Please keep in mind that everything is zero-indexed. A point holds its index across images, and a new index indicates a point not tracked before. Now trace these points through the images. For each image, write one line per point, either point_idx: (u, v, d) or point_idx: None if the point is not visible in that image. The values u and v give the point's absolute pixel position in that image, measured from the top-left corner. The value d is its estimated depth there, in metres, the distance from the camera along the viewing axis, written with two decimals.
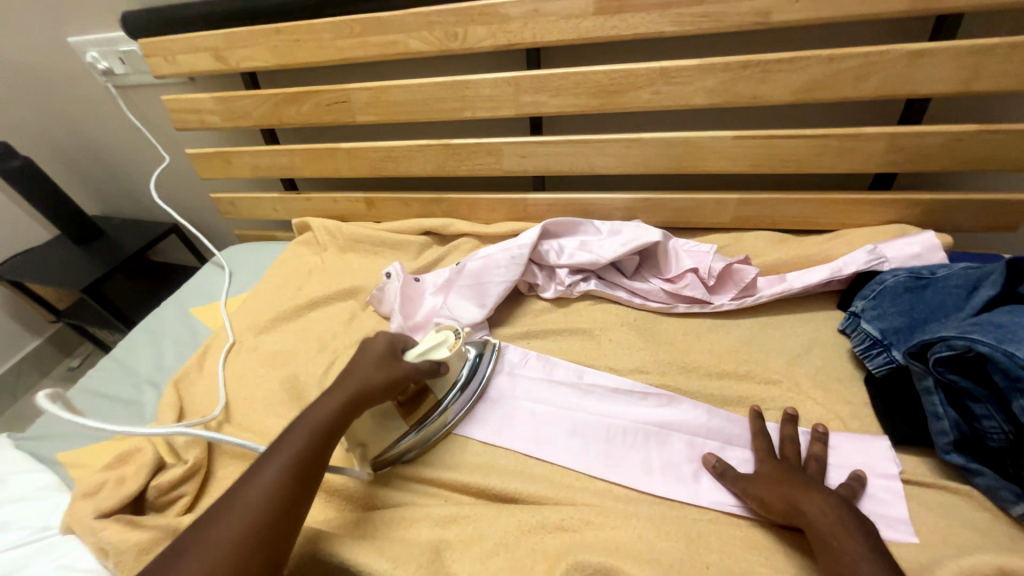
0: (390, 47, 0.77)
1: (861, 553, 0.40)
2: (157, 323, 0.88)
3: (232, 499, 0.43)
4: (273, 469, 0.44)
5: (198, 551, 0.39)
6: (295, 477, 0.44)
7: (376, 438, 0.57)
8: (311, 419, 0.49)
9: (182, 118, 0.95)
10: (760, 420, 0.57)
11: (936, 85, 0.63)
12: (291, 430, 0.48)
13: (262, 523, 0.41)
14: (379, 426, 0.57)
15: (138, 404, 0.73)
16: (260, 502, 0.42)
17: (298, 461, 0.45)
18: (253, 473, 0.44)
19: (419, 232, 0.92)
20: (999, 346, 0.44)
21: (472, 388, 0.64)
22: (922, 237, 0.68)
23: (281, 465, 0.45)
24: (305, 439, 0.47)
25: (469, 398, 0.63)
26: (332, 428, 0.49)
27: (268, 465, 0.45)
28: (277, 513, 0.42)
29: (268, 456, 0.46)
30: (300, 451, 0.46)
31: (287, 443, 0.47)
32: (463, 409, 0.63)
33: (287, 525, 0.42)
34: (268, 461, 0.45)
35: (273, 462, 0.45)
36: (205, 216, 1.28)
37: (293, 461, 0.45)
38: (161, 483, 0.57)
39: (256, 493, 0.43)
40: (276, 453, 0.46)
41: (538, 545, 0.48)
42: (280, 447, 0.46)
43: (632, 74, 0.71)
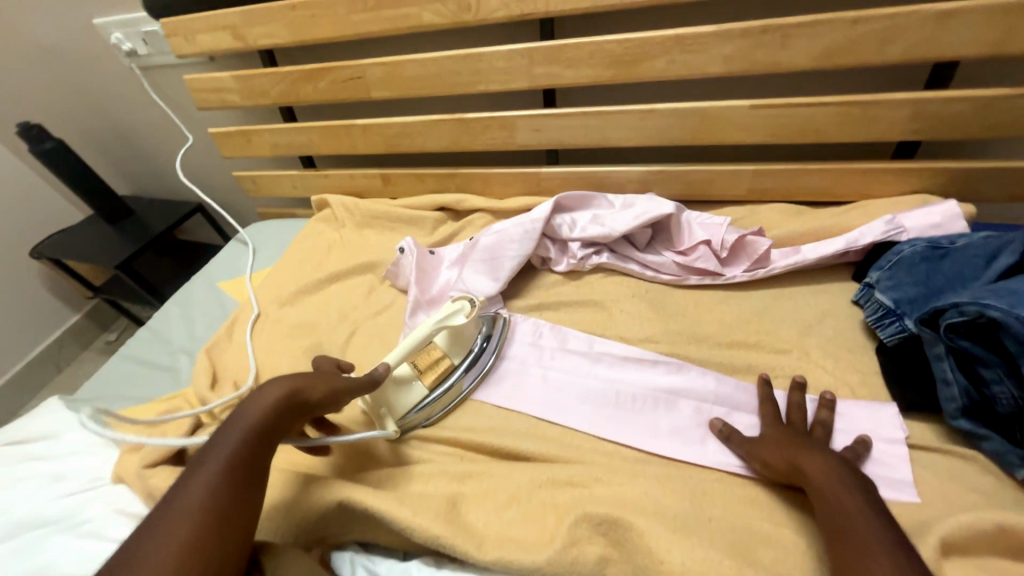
0: (404, 21, 0.77)
1: (859, 506, 0.41)
2: (188, 296, 0.93)
3: (156, 520, 0.37)
4: (203, 480, 0.39)
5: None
6: (231, 486, 0.40)
7: (398, 399, 0.61)
8: (242, 420, 0.44)
9: (203, 97, 0.98)
10: (768, 387, 0.58)
11: (967, 47, 0.61)
12: (218, 437, 0.43)
13: (196, 541, 0.36)
14: (399, 392, 0.61)
15: (175, 370, 0.78)
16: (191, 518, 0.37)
17: (232, 467, 0.41)
18: (179, 487, 0.39)
19: (433, 208, 0.94)
20: (1012, 311, 0.44)
21: (480, 365, 0.67)
22: (944, 206, 0.67)
23: (212, 475, 0.40)
24: (238, 442, 0.42)
25: (477, 373, 0.66)
26: (270, 430, 0.45)
27: (194, 479, 0.39)
28: (214, 526, 0.37)
29: (194, 468, 0.40)
30: (232, 456, 0.41)
31: (216, 450, 0.41)
32: (471, 383, 0.65)
33: (225, 538, 0.37)
34: (193, 475, 0.40)
35: (202, 472, 0.40)
36: (228, 194, 1.32)
37: (226, 467, 0.41)
38: (200, 439, 0.62)
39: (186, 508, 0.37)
40: (204, 463, 0.41)
41: (549, 499, 0.50)
42: (208, 456, 0.41)
43: (647, 42, 0.70)
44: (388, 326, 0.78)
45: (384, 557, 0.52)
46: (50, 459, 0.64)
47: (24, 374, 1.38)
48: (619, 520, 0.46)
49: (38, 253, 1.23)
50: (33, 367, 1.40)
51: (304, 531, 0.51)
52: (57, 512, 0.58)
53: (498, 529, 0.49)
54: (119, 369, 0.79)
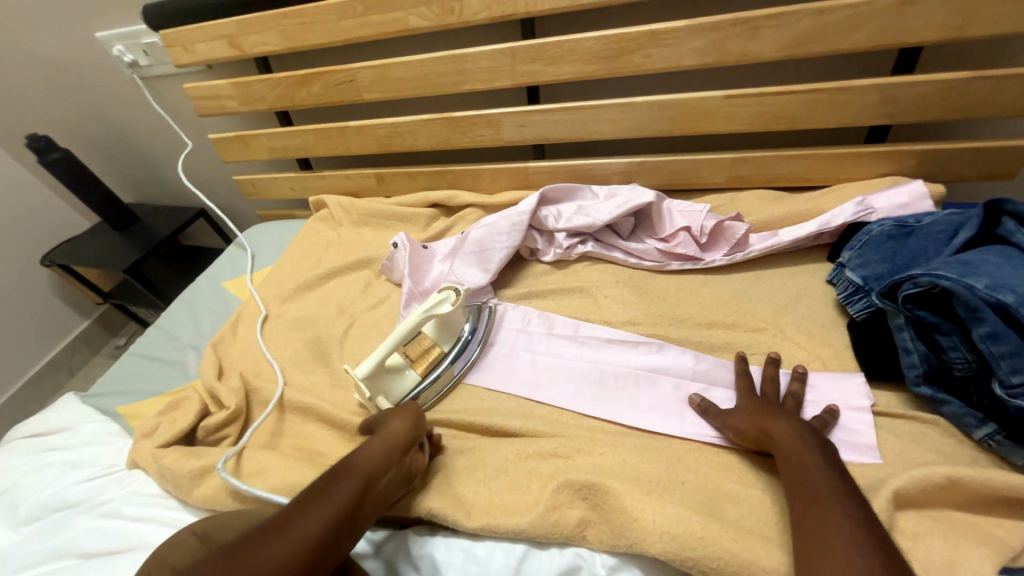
0: (392, 25, 0.80)
1: (816, 463, 0.44)
2: (193, 295, 0.96)
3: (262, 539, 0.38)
4: (317, 514, 0.41)
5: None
6: (335, 533, 0.41)
7: (392, 388, 0.64)
8: (357, 464, 0.48)
9: (203, 104, 1.02)
10: (744, 363, 0.61)
11: (927, 33, 0.64)
12: (335, 479, 0.46)
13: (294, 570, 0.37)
14: (392, 379, 0.65)
15: (183, 365, 0.82)
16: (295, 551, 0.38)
17: (342, 514, 0.43)
18: (293, 513, 0.41)
19: (426, 205, 0.97)
20: (961, 280, 0.47)
21: (466, 356, 0.70)
22: (910, 187, 0.70)
23: (328, 511, 0.42)
24: (351, 490, 0.45)
25: (465, 361, 0.69)
26: (372, 482, 0.47)
27: (310, 511, 0.41)
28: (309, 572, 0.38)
29: (311, 501, 0.42)
30: (345, 503, 0.44)
31: (332, 490, 0.44)
32: (460, 371, 0.68)
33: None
34: (309, 507, 0.42)
35: (317, 507, 0.42)
36: (229, 199, 1.36)
37: (337, 513, 0.42)
38: (208, 425, 0.66)
39: (294, 539, 0.39)
40: (319, 501, 0.43)
41: (534, 469, 0.54)
42: (326, 493, 0.44)
43: (624, 38, 0.73)
44: (384, 318, 0.81)
45: (384, 529, 0.55)
46: (70, 448, 0.68)
47: (38, 379, 1.42)
48: (598, 485, 0.49)
49: (49, 260, 1.27)
50: (47, 372, 1.44)
51: None
52: (78, 496, 0.62)
53: (487, 498, 0.52)
54: (130, 365, 0.83)
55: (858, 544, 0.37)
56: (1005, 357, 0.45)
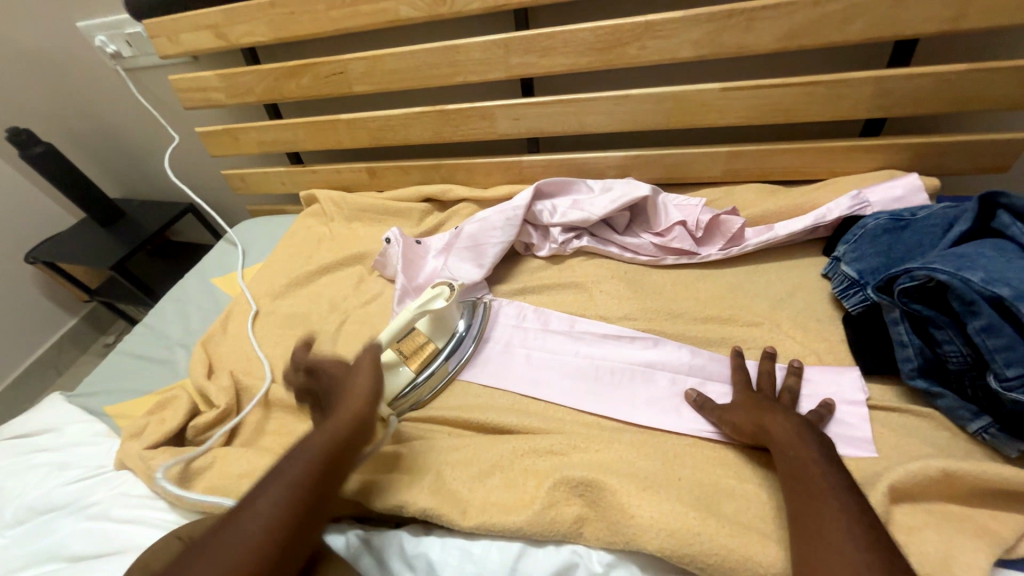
0: (382, 15, 0.78)
1: (813, 457, 0.44)
2: (182, 293, 0.95)
3: (212, 544, 0.36)
4: (268, 504, 0.39)
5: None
6: (293, 520, 0.39)
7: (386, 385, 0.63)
8: (315, 441, 0.44)
9: (189, 97, 0.99)
10: (740, 357, 0.61)
11: (923, 25, 0.63)
12: (291, 460, 0.42)
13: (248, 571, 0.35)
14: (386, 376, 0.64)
15: (171, 363, 0.80)
16: (247, 550, 0.36)
17: (298, 499, 0.40)
18: (245, 508, 0.39)
19: (419, 199, 0.96)
20: (957, 274, 0.47)
21: (460, 353, 0.69)
22: (905, 180, 0.70)
23: (283, 499, 0.39)
24: (309, 469, 0.42)
25: (459, 359, 0.68)
26: (335, 458, 0.43)
27: (263, 502, 0.39)
28: (266, 566, 0.36)
29: (265, 489, 0.40)
30: (302, 486, 0.40)
31: (287, 475, 0.41)
32: (454, 368, 0.68)
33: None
34: (262, 497, 0.39)
35: (269, 495, 0.39)
36: (219, 194, 1.33)
37: (294, 498, 0.40)
38: (197, 425, 0.65)
39: (245, 536, 0.37)
40: (274, 488, 0.40)
41: (530, 466, 0.53)
42: (281, 476, 0.41)
43: (618, 30, 0.72)
44: (378, 314, 0.80)
45: (379, 527, 0.55)
46: (55, 450, 0.67)
47: (24, 379, 1.40)
48: (594, 481, 0.48)
49: (33, 258, 1.24)
50: (32, 371, 1.41)
51: None
52: (64, 498, 0.61)
53: (482, 495, 0.52)
54: (117, 364, 0.81)
55: (858, 540, 0.37)
56: (1000, 351, 0.45)
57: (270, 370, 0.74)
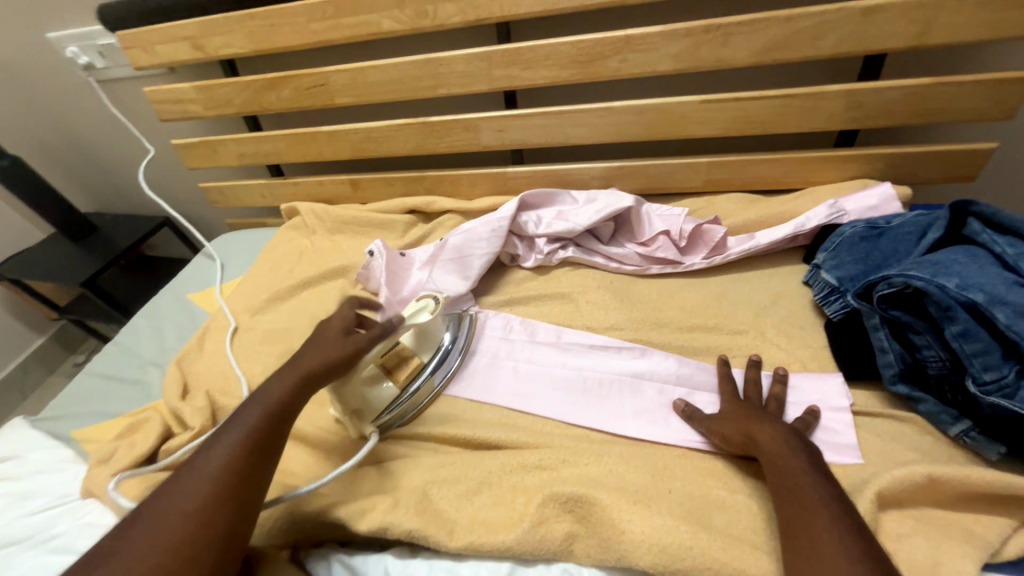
0: (364, 28, 0.78)
1: (802, 467, 0.44)
2: (156, 309, 0.91)
3: (174, 485, 0.43)
4: (222, 449, 0.45)
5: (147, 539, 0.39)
6: (247, 459, 0.45)
7: (370, 403, 0.60)
8: (263, 397, 0.49)
9: (164, 108, 0.97)
10: (726, 366, 0.61)
11: (890, 40, 0.65)
12: (241, 415, 0.48)
13: (203, 505, 0.42)
14: (371, 394, 0.60)
15: (144, 383, 0.77)
16: (204, 489, 0.42)
17: (249, 443, 0.46)
18: (200, 455, 0.45)
19: (403, 211, 0.95)
20: (933, 280, 0.48)
21: (447, 365, 0.67)
22: (879, 189, 0.72)
23: (231, 446, 0.45)
24: (258, 418, 0.48)
25: (446, 372, 0.67)
26: (283, 411, 0.49)
27: (215, 449, 0.45)
28: (222, 499, 0.42)
29: (217, 439, 0.46)
30: (251, 433, 0.47)
31: (236, 426, 0.47)
32: (441, 381, 0.66)
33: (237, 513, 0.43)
34: (214, 446, 0.45)
35: (220, 445, 0.45)
36: (196, 207, 1.30)
37: (244, 442, 0.46)
38: (170, 448, 0.62)
39: (204, 476, 0.43)
40: (225, 437, 0.46)
41: (518, 482, 0.52)
42: (233, 427, 0.47)
43: (599, 43, 0.73)
44: None
45: (362, 551, 0.53)
46: (16, 478, 0.63)
47: None
48: (584, 496, 0.47)
49: None
50: None
51: (282, 534, 0.52)
52: (25, 531, 0.57)
53: (470, 515, 0.50)
54: (86, 385, 0.77)
55: (841, 549, 0.37)
56: (976, 355, 0.46)
57: (249, 388, 0.71)
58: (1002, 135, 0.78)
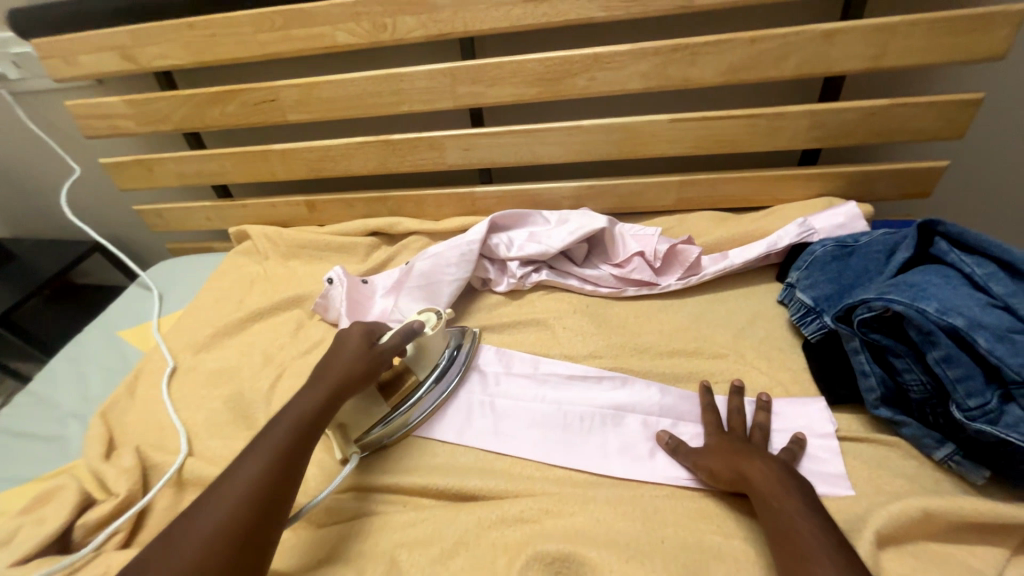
0: (317, 41, 0.73)
1: (797, 508, 0.42)
2: (80, 350, 0.81)
3: (206, 500, 0.42)
4: (254, 461, 0.45)
5: (182, 546, 0.39)
6: (277, 471, 0.45)
7: (356, 420, 0.57)
8: (293, 411, 0.50)
9: (90, 124, 0.88)
10: (709, 394, 0.58)
11: (850, 63, 0.67)
12: (272, 427, 0.49)
13: (238, 518, 0.41)
14: (360, 408, 0.57)
15: (60, 440, 0.67)
16: (237, 501, 0.42)
17: (280, 455, 0.46)
18: (233, 469, 0.45)
19: (365, 233, 0.89)
20: (913, 304, 0.48)
21: (448, 380, 0.63)
22: (845, 208, 0.73)
23: (264, 458, 0.45)
24: (288, 431, 0.48)
25: (444, 390, 0.62)
26: (314, 422, 0.50)
27: (248, 461, 0.45)
28: (255, 510, 0.42)
29: (250, 450, 0.46)
30: (281, 445, 0.47)
31: (268, 437, 0.48)
32: (437, 398, 0.61)
33: (270, 522, 0.42)
34: (247, 458, 0.46)
35: (252, 458, 0.45)
36: (132, 230, 1.18)
37: (275, 455, 0.46)
38: (89, 522, 0.53)
39: (235, 488, 0.43)
40: (257, 448, 0.47)
41: (499, 540, 0.47)
42: (264, 439, 0.47)
43: (568, 61, 0.70)
44: None
45: None
46: None
47: None
48: (571, 555, 0.44)
49: None
50: None
51: None
52: None
53: None
54: None
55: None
56: (960, 381, 0.46)
57: (188, 441, 0.63)
58: (951, 154, 0.82)
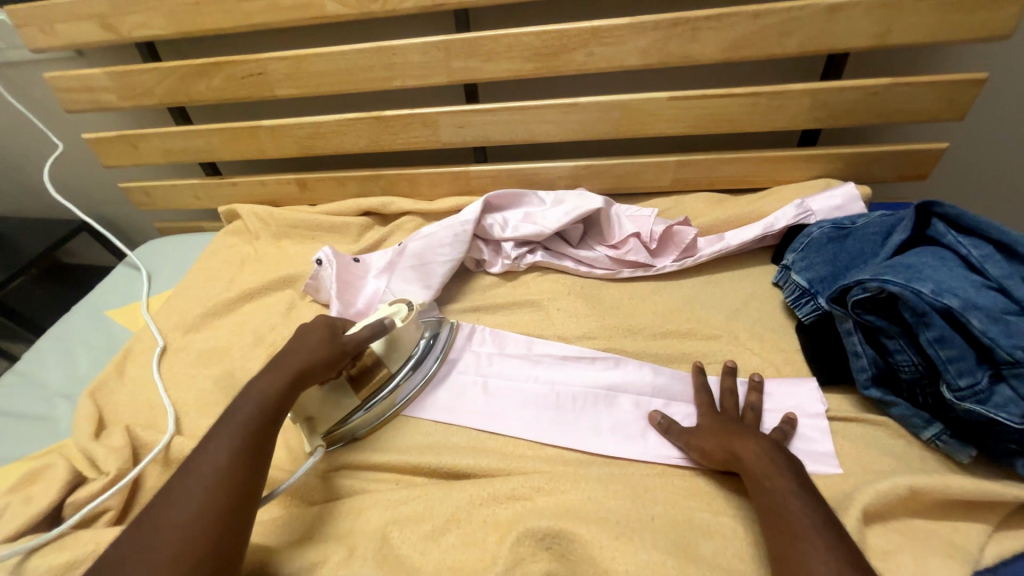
0: (306, 10, 0.70)
1: (790, 488, 0.42)
2: (68, 330, 0.79)
3: (174, 490, 0.42)
4: (219, 449, 0.44)
5: (156, 540, 0.38)
6: (245, 458, 0.45)
7: (325, 413, 0.56)
8: (252, 397, 0.49)
9: (71, 97, 0.85)
10: (702, 374, 0.58)
11: (853, 40, 0.65)
12: (232, 415, 0.48)
13: (209, 506, 0.41)
14: (328, 401, 0.56)
15: (49, 419, 0.66)
16: (206, 490, 0.41)
17: (246, 441, 0.46)
18: (197, 458, 0.44)
19: (357, 213, 0.87)
20: (908, 285, 0.48)
21: (424, 370, 0.62)
22: (843, 189, 0.72)
23: (228, 446, 0.45)
24: (250, 418, 0.47)
25: (422, 377, 0.62)
26: (276, 410, 0.49)
27: (211, 450, 0.44)
28: (225, 498, 0.42)
29: (212, 439, 0.45)
30: (245, 432, 0.46)
31: (229, 425, 0.47)
32: (416, 385, 0.61)
33: (246, 505, 0.42)
34: (212, 447, 0.45)
35: (217, 447, 0.45)
36: (120, 209, 1.16)
37: (238, 443, 0.45)
38: (79, 499, 0.53)
39: (203, 478, 0.42)
40: (218, 437, 0.45)
41: (490, 517, 0.48)
42: (224, 428, 0.46)
43: (565, 34, 0.68)
44: None
45: None
46: None
47: None
48: (561, 531, 0.45)
49: None
50: None
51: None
52: None
53: (438, 559, 0.45)
54: None
55: (830, 567, 0.36)
56: (952, 361, 0.46)
57: (178, 420, 0.62)
58: (951, 135, 0.81)
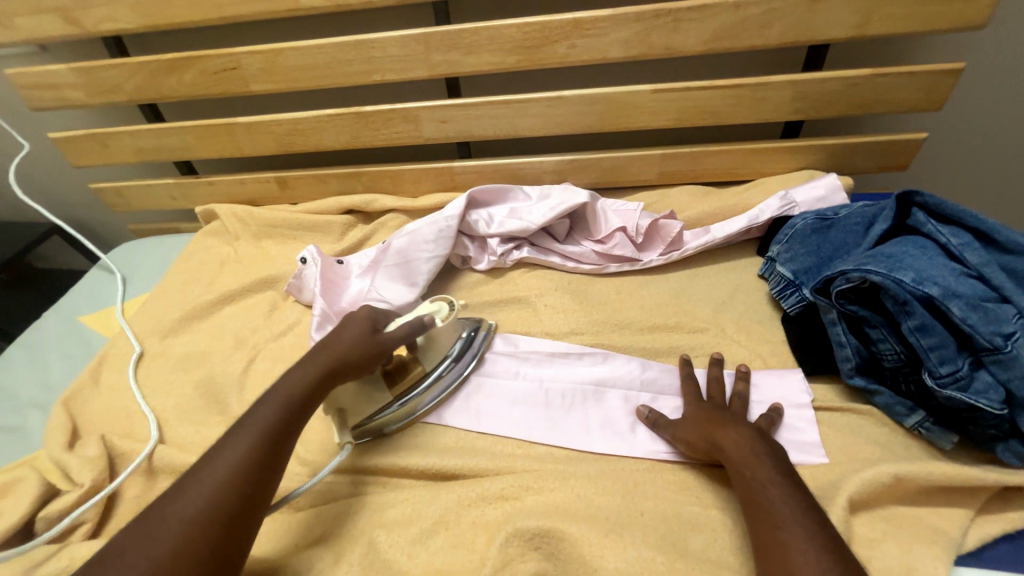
0: (279, 3, 0.68)
1: (770, 478, 0.42)
2: (38, 337, 0.77)
3: (185, 484, 0.40)
4: (238, 444, 0.43)
5: (153, 537, 0.37)
6: (261, 457, 0.43)
7: (358, 406, 0.55)
8: (283, 392, 0.48)
9: (35, 95, 0.81)
10: (687, 366, 0.58)
11: (834, 30, 0.65)
12: (257, 408, 0.47)
13: (217, 505, 0.39)
14: (362, 395, 0.55)
15: (20, 430, 0.64)
16: (217, 487, 0.40)
17: (264, 439, 0.44)
18: (214, 451, 0.43)
19: (340, 211, 0.85)
20: (891, 275, 0.48)
21: (460, 369, 0.61)
22: (827, 179, 0.73)
23: (248, 442, 0.43)
24: (272, 414, 0.46)
25: (458, 375, 0.60)
26: (303, 407, 0.48)
27: (232, 443, 0.43)
28: (237, 498, 0.40)
29: (234, 432, 0.44)
30: (267, 429, 0.45)
31: (253, 419, 0.45)
32: (452, 384, 0.60)
33: (251, 509, 0.41)
34: (231, 440, 0.44)
35: (235, 442, 0.43)
36: (91, 210, 1.12)
37: (259, 439, 0.44)
38: (51, 513, 0.51)
39: (217, 473, 0.41)
40: (242, 430, 0.44)
41: (480, 517, 0.47)
42: (246, 422, 0.45)
43: (546, 26, 0.67)
44: (293, 348, 0.68)
45: None
46: None
47: None
48: (551, 531, 0.44)
49: None
50: None
51: None
52: None
53: (426, 563, 0.45)
54: None
55: (808, 555, 0.36)
56: (933, 349, 0.46)
57: (157, 427, 0.60)
58: (931, 126, 0.82)
